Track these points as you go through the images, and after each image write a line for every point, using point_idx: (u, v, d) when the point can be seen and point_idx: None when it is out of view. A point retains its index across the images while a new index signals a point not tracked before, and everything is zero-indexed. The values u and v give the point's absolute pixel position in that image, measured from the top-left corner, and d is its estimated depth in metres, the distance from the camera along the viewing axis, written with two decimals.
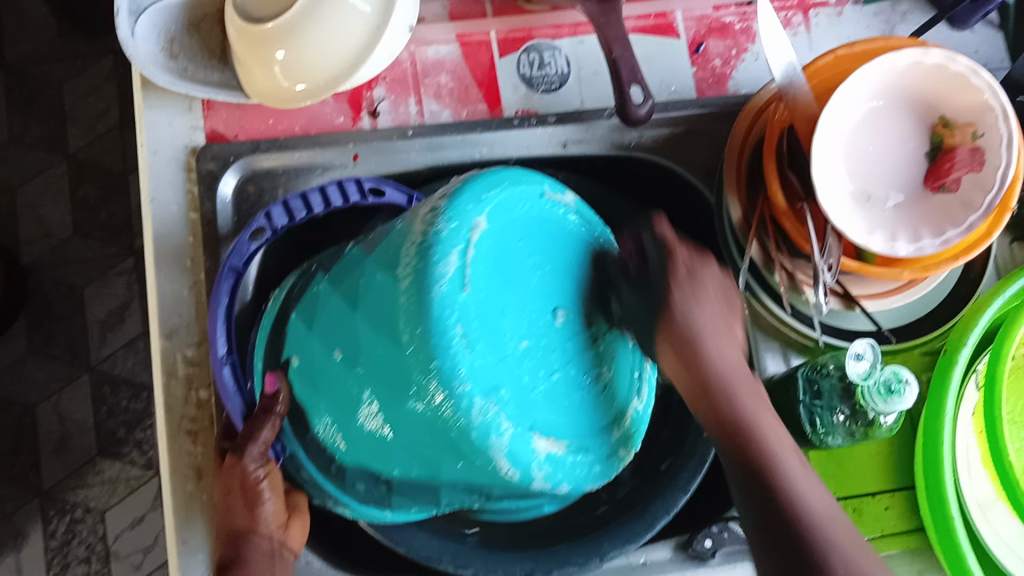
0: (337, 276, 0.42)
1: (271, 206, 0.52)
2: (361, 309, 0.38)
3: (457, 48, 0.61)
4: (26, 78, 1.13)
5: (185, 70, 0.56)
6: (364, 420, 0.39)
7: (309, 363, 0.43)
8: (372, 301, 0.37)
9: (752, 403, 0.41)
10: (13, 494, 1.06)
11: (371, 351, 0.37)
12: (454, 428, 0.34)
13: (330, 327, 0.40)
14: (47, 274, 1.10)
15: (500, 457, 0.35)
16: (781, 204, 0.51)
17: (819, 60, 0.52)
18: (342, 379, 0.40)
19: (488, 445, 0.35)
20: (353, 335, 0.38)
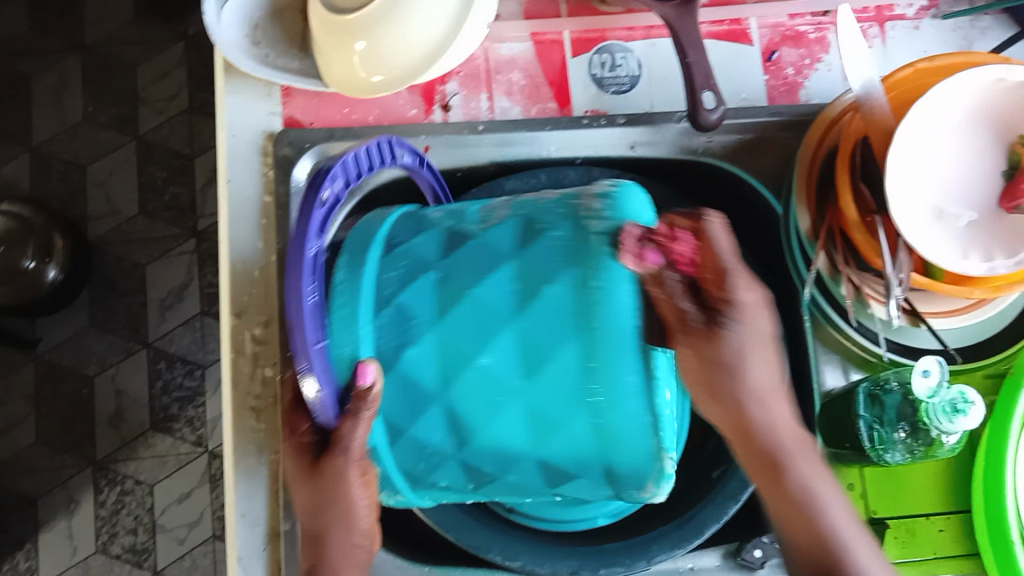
0: (458, 272, 0.43)
1: (360, 148, 0.43)
2: (532, 313, 0.41)
3: (530, 46, 0.61)
4: (101, 59, 1.16)
5: (266, 57, 0.58)
6: (508, 427, 0.41)
7: (409, 369, 0.42)
8: (547, 305, 0.41)
9: (820, 479, 0.43)
10: (68, 462, 1.09)
11: (553, 356, 0.40)
12: (640, 418, 0.40)
13: (466, 328, 0.41)
14: (111, 251, 1.13)
15: (669, 459, 0.40)
16: (852, 215, 0.50)
17: (897, 73, 0.52)
18: (490, 391, 0.41)
19: (666, 445, 0.40)
20: (516, 337, 0.41)
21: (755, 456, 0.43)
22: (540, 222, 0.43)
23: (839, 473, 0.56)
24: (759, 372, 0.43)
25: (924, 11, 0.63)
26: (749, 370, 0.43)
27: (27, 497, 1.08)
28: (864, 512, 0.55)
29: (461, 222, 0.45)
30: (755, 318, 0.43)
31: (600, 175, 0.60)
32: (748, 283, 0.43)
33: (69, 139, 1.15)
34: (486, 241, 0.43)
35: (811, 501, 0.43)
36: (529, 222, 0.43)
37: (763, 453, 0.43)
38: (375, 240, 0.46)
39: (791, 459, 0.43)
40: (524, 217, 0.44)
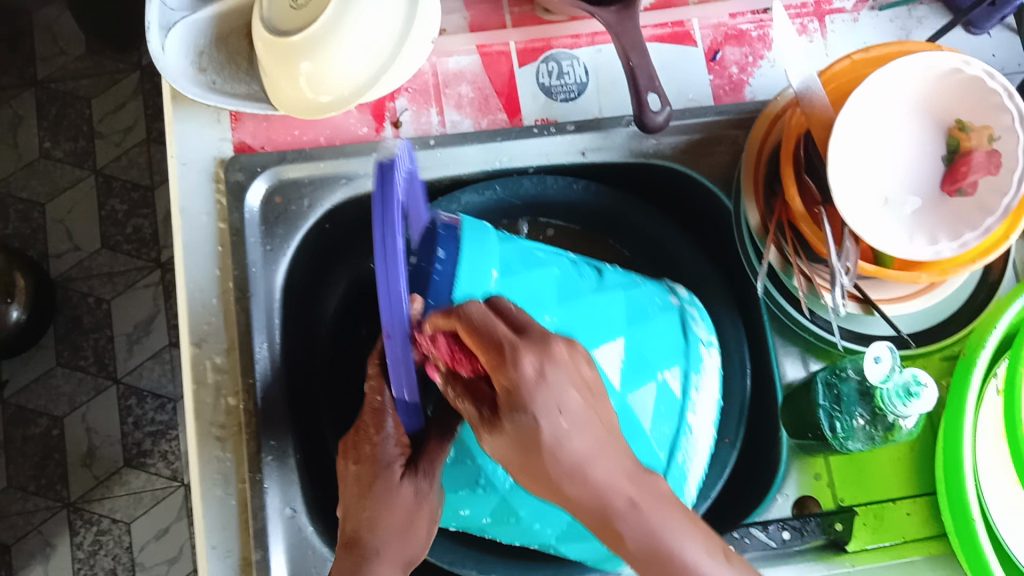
0: (612, 316, 0.52)
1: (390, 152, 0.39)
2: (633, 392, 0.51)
3: (477, 59, 0.62)
4: (55, 95, 1.15)
5: (214, 83, 0.58)
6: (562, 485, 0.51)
7: None
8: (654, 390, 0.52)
9: (671, 523, 0.38)
10: (41, 505, 1.07)
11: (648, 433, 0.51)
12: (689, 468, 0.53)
13: (630, 364, 0.51)
14: (75, 288, 1.12)
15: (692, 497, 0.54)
16: (798, 208, 0.51)
17: (833, 66, 0.52)
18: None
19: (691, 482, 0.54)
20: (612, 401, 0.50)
21: (591, 516, 0.38)
22: (657, 304, 0.54)
23: (805, 465, 0.57)
24: (607, 471, 0.37)
25: (861, 4, 0.64)
26: (563, 435, 0.36)
27: (2, 544, 1.06)
28: (831, 499, 0.56)
29: (568, 270, 0.53)
30: (556, 381, 0.36)
31: (554, 184, 0.62)
32: (533, 354, 0.36)
33: (26, 178, 1.14)
34: (663, 318, 0.54)
35: (666, 544, 0.38)
36: (637, 303, 0.54)
37: (593, 512, 0.38)
38: (486, 236, 0.49)
39: (626, 518, 0.37)
40: (627, 289, 0.54)
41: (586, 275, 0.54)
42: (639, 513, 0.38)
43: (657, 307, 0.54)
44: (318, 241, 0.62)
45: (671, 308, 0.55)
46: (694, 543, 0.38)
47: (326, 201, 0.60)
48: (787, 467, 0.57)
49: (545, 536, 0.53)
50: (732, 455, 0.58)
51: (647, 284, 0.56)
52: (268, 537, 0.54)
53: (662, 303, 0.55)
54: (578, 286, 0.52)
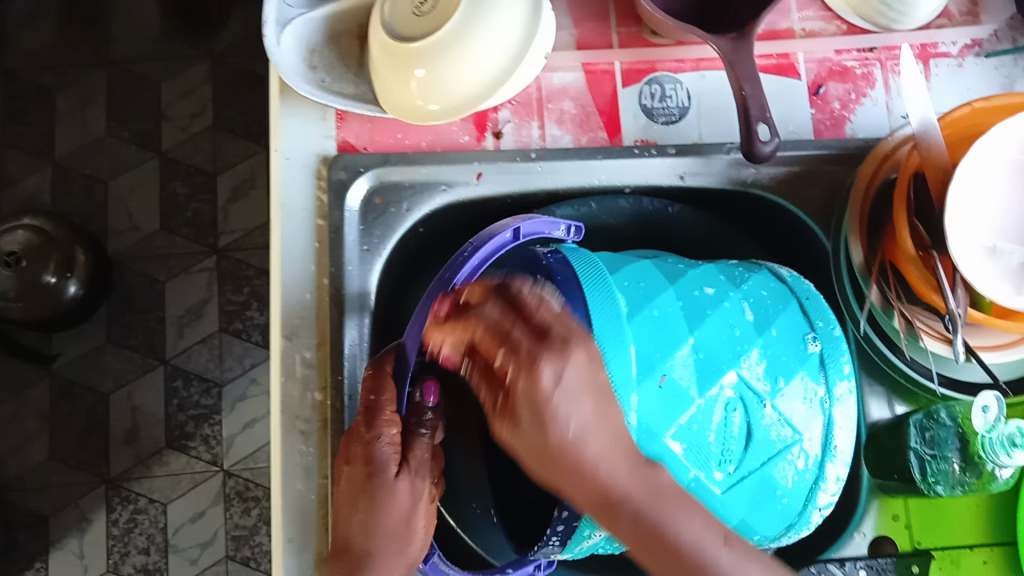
0: (744, 337, 0.49)
1: None
2: (785, 397, 0.49)
3: (581, 76, 0.62)
4: (125, 75, 1.17)
5: (323, 82, 0.58)
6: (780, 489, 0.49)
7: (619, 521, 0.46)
8: (796, 394, 0.49)
9: (670, 504, 0.39)
10: (80, 479, 1.08)
11: (811, 436, 0.49)
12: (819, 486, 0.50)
13: (779, 435, 0.48)
14: (130, 267, 1.13)
15: (821, 504, 0.51)
16: (910, 249, 0.51)
17: (954, 112, 0.53)
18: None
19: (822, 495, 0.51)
20: (782, 400, 0.48)
21: (593, 494, 0.39)
22: (786, 354, 0.50)
23: (884, 503, 0.56)
24: (609, 466, 0.39)
25: (968, 49, 0.64)
26: (579, 430, 0.38)
27: (39, 514, 1.07)
28: (908, 542, 0.56)
29: (694, 300, 0.49)
30: (568, 381, 0.38)
31: (650, 206, 0.63)
32: (553, 361, 0.38)
33: (90, 154, 1.15)
34: (786, 317, 0.52)
35: (661, 528, 0.39)
36: (779, 356, 0.49)
37: (592, 494, 0.39)
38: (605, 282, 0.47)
39: (623, 505, 0.39)
40: (742, 295, 0.51)
41: (702, 291, 0.50)
42: (638, 512, 0.39)
43: (790, 365, 0.50)
44: (402, 252, 0.60)
45: (786, 297, 0.53)
46: (690, 523, 0.39)
47: (425, 206, 0.60)
48: (865, 505, 0.57)
49: (777, 503, 0.49)
50: None
51: (781, 321, 0.51)
52: None
53: (798, 346, 0.51)
54: (710, 312, 0.49)
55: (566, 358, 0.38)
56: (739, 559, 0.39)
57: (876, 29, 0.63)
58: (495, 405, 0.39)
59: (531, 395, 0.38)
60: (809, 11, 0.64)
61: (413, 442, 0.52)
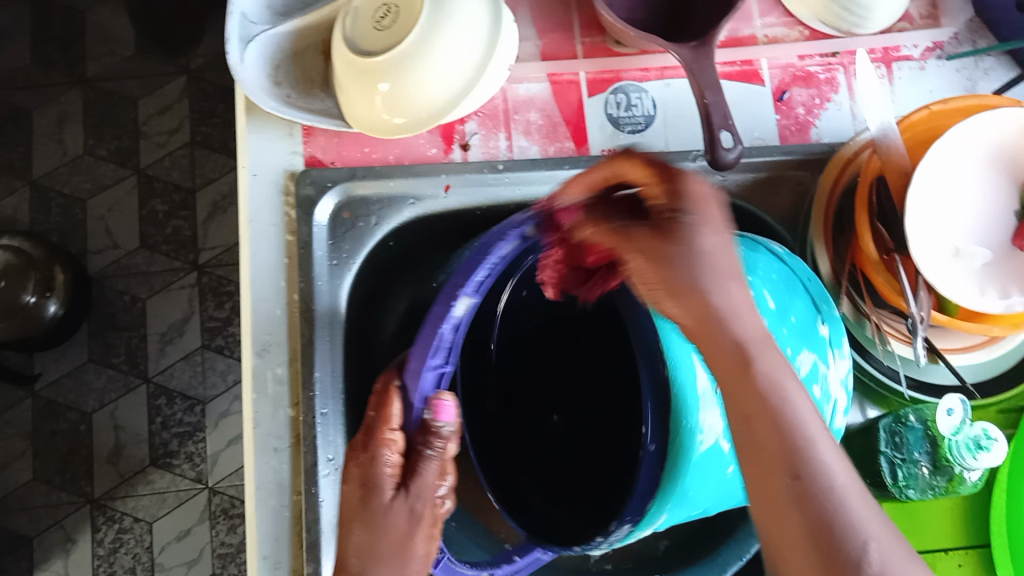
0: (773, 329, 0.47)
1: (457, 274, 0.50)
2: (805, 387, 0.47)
3: (547, 87, 0.63)
4: (101, 94, 1.17)
5: (288, 98, 0.58)
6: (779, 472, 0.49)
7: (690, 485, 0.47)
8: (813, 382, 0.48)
9: (777, 364, 0.38)
10: (64, 500, 1.07)
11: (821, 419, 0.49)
12: None
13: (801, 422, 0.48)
14: (111, 285, 1.13)
15: None
16: (873, 255, 0.51)
17: (913, 115, 0.53)
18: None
19: None
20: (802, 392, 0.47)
21: (732, 344, 0.39)
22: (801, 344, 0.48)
23: None
24: (736, 295, 0.40)
25: (929, 52, 0.64)
26: (709, 286, 0.40)
27: (24, 536, 1.06)
28: None
29: None
30: (693, 237, 0.40)
31: None
32: (703, 220, 0.41)
33: (69, 174, 1.15)
34: (796, 302, 0.49)
35: (777, 393, 0.37)
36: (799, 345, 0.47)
37: (729, 349, 0.39)
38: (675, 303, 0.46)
39: (760, 352, 0.39)
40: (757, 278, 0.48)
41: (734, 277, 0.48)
42: (757, 352, 0.39)
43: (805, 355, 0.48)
44: (371, 267, 0.61)
45: (790, 278, 0.49)
46: (801, 403, 0.38)
47: (393, 220, 0.60)
48: None
49: None
50: None
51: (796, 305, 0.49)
52: (321, 552, 0.53)
53: (811, 333, 0.48)
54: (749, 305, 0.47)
55: (702, 211, 0.41)
56: (834, 455, 0.36)
57: (839, 34, 0.64)
58: (614, 227, 0.44)
59: (666, 210, 0.41)
60: (772, 18, 0.65)
61: (421, 465, 0.52)
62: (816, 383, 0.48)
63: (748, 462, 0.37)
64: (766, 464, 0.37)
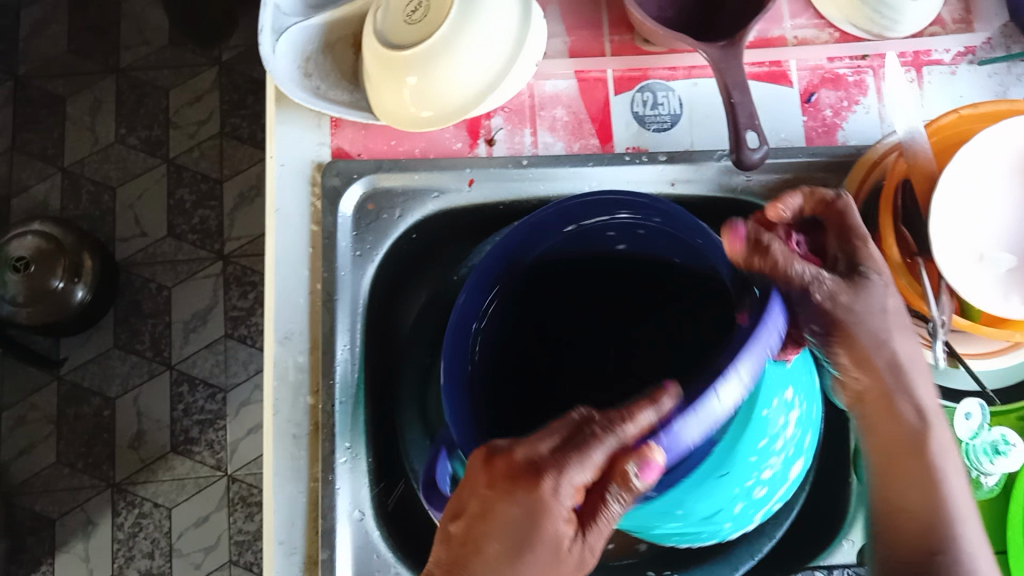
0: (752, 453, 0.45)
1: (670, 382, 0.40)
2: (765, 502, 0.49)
3: (574, 84, 0.63)
4: (134, 84, 1.19)
5: (318, 89, 0.59)
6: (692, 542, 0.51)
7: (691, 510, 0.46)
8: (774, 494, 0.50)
9: (945, 447, 0.43)
10: (86, 483, 1.09)
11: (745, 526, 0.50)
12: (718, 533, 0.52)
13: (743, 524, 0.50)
14: (137, 273, 1.15)
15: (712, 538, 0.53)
16: (895, 258, 0.51)
17: (942, 119, 0.52)
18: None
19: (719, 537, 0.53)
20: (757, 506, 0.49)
21: (913, 420, 0.43)
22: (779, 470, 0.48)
23: None
24: (916, 377, 0.44)
25: (960, 57, 0.64)
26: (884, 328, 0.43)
27: (46, 517, 1.08)
28: None
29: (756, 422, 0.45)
30: (877, 287, 0.43)
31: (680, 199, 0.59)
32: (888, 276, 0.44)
33: (100, 162, 1.17)
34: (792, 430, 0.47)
35: (941, 473, 0.43)
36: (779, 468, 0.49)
37: (912, 426, 0.43)
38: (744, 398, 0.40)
39: (937, 434, 0.43)
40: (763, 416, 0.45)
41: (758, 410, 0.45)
42: (943, 441, 0.43)
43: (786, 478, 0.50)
44: (393, 259, 0.61)
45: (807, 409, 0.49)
46: (959, 486, 0.43)
47: (417, 212, 0.60)
48: (856, 514, 0.56)
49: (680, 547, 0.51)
50: (801, 497, 0.58)
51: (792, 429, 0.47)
52: (336, 540, 0.54)
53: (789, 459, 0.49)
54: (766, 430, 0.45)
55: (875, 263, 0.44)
56: (981, 543, 0.42)
57: (868, 37, 0.64)
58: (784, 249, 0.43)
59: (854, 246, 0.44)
60: (802, 19, 0.64)
61: None
62: (771, 499, 0.49)
63: (886, 523, 0.43)
64: (918, 532, 0.42)
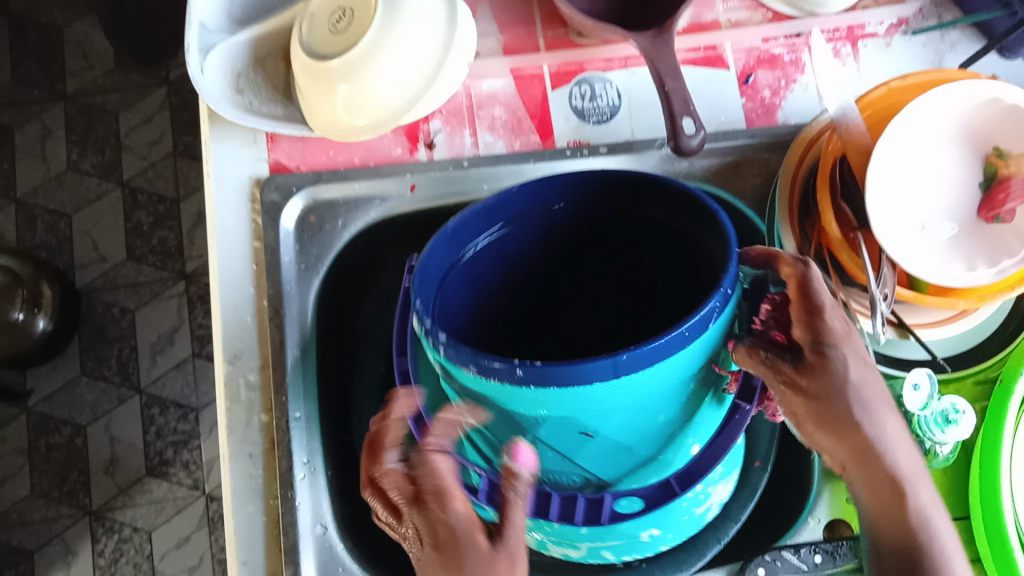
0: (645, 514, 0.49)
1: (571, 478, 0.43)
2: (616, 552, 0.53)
3: (511, 81, 0.62)
4: (83, 108, 1.17)
5: (251, 104, 0.58)
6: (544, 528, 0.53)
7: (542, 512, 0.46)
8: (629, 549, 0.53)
9: (927, 497, 0.41)
10: (63, 513, 1.08)
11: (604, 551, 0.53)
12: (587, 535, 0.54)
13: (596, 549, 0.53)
14: (99, 298, 1.13)
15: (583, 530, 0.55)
16: (836, 234, 0.51)
17: (870, 93, 0.54)
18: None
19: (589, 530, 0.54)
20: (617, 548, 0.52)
21: (889, 479, 0.40)
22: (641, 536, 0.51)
23: (835, 489, 0.56)
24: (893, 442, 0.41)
25: (894, 28, 0.64)
26: (857, 383, 0.40)
27: (24, 551, 1.07)
28: None
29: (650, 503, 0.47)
30: (844, 355, 0.40)
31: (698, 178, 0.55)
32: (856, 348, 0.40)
33: (54, 189, 1.15)
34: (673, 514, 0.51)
35: (920, 518, 0.40)
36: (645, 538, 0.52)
37: (886, 480, 0.40)
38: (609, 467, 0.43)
39: (916, 489, 0.41)
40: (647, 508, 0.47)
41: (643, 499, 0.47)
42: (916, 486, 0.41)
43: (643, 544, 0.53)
44: (340, 270, 0.60)
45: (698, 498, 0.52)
46: (944, 524, 0.41)
47: (361, 220, 0.60)
48: (817, 491, 0.56)
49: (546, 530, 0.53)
50: (764, 478, 0.58)
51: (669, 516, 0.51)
52: (300, 556, 0.53)
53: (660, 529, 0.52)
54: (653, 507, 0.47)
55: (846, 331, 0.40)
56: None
57: (799, 14, 0.64)
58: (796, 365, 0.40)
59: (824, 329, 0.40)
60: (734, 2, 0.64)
61: None
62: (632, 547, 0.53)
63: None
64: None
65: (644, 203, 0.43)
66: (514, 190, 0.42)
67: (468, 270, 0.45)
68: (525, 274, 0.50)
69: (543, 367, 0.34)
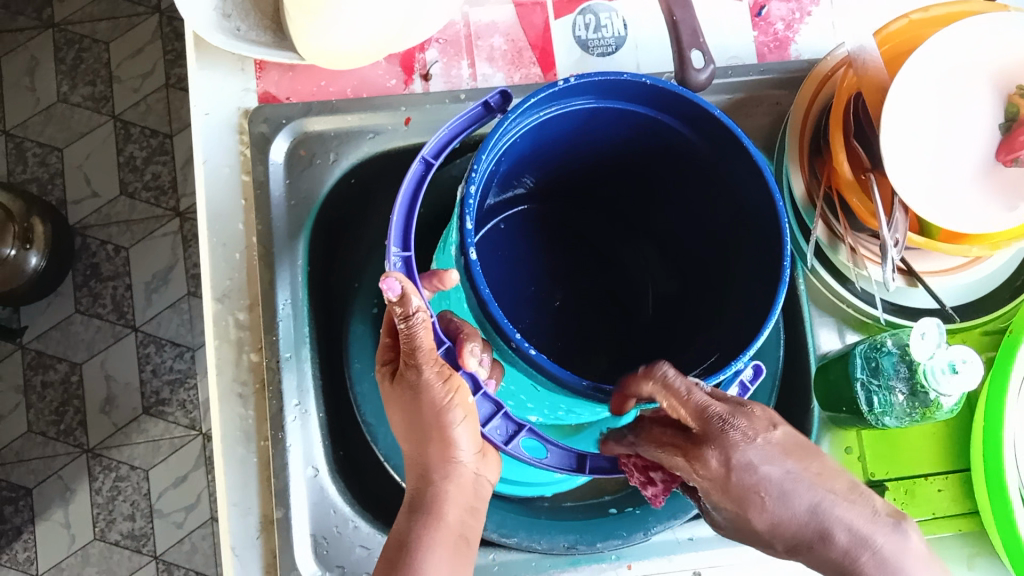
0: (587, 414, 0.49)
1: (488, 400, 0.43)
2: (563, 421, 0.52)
3: (511, 10, 0.59)
4: (70, 38, 1.13)
5: (238, 30, 0.55)
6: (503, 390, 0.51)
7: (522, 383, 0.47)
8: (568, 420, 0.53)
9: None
10: (60, 450, 1.08)
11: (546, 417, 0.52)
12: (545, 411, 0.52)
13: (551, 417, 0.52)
14: (93, 236, 1.12)
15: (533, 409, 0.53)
16: (847, 175, 0.50)
17: (890, 26, 0.51)
18: (611, 522, 0.55)
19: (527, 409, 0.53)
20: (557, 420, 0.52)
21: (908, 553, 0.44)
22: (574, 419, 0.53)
23: (835, 437, 0.56)
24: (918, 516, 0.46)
25: None
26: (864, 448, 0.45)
27: (22, 487, 1.07)
28: (862, 473, 0.55)
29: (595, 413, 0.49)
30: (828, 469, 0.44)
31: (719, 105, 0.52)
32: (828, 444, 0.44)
33: (42, 124, 1.12)
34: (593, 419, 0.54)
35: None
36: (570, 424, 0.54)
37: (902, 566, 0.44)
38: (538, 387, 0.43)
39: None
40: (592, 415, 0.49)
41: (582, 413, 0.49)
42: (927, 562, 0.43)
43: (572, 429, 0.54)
44: (332, 208, 0.59)
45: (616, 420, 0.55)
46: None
47: (352, 155, 0.58)
48: (817, 438, 0.56)
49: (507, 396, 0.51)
50: None
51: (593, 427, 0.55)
52: (292, 497, 0.53)
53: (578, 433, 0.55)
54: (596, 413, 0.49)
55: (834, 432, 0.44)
56: None
57: None
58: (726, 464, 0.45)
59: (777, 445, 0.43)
60: None
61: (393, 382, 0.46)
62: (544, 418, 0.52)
63: None
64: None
65: (692, 148, 0.48)
66: (639, 82, 0.44)
67: (524, 146, 0.47)
68: (550, 168, 0.54)
69: (537, 358, 0.39)
